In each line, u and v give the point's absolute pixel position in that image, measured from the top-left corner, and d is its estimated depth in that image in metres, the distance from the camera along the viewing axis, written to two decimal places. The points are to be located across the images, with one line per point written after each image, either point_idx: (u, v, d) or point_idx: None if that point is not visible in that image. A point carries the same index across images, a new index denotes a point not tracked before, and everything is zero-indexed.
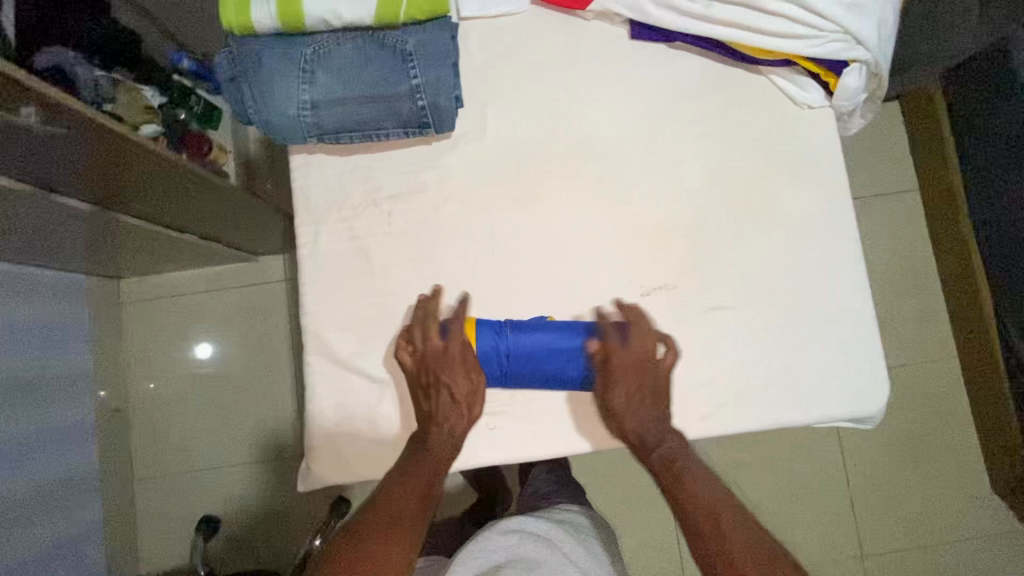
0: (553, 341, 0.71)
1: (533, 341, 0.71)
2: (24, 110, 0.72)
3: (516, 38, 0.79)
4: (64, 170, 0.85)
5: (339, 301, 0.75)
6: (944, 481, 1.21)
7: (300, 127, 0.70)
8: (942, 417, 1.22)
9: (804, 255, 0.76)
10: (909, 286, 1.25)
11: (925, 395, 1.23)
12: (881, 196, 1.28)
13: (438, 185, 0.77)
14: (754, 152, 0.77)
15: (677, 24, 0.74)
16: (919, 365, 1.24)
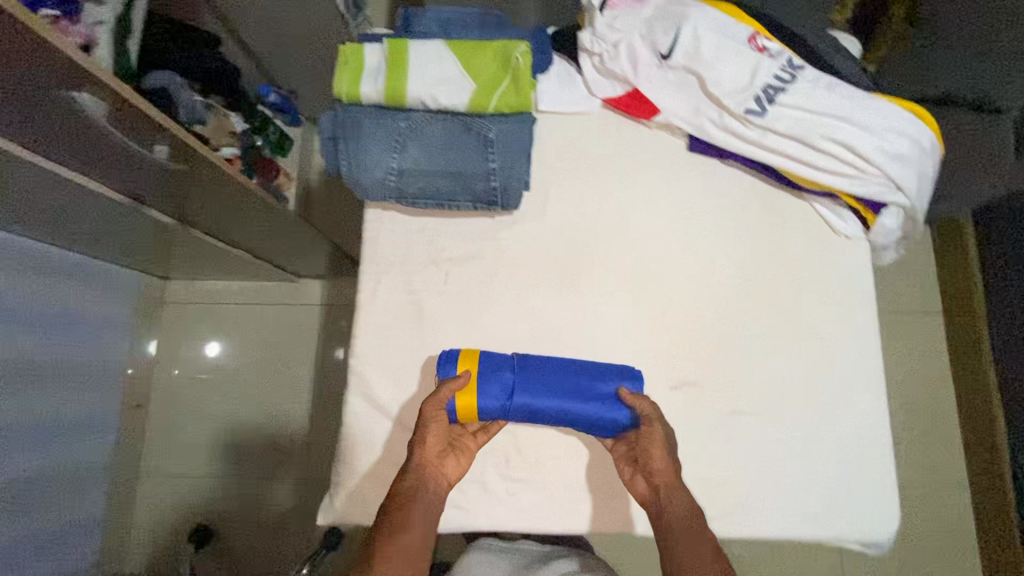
0: (554, 379, 0.75)
1: (536, 374, 0.74)
2: (158, 147, 0.85)
3: (585, 135, 0.87)
4: (153, 188, 0.95)
5: (387, 349, 0.80)
6: None
7: (383, 189, 0.78)
8: (948, 547, 1.21)
9: (829, 374, 0.80)
10: (926, 408, 1.27)
11: (933, 521, 1.22)
12: (905, 316, 1.31)
13: (495, 254, 0.83)
14: (791, 270, 0.83)
15: (734, 146, 0.82)
16: (929, 490, 1.24)
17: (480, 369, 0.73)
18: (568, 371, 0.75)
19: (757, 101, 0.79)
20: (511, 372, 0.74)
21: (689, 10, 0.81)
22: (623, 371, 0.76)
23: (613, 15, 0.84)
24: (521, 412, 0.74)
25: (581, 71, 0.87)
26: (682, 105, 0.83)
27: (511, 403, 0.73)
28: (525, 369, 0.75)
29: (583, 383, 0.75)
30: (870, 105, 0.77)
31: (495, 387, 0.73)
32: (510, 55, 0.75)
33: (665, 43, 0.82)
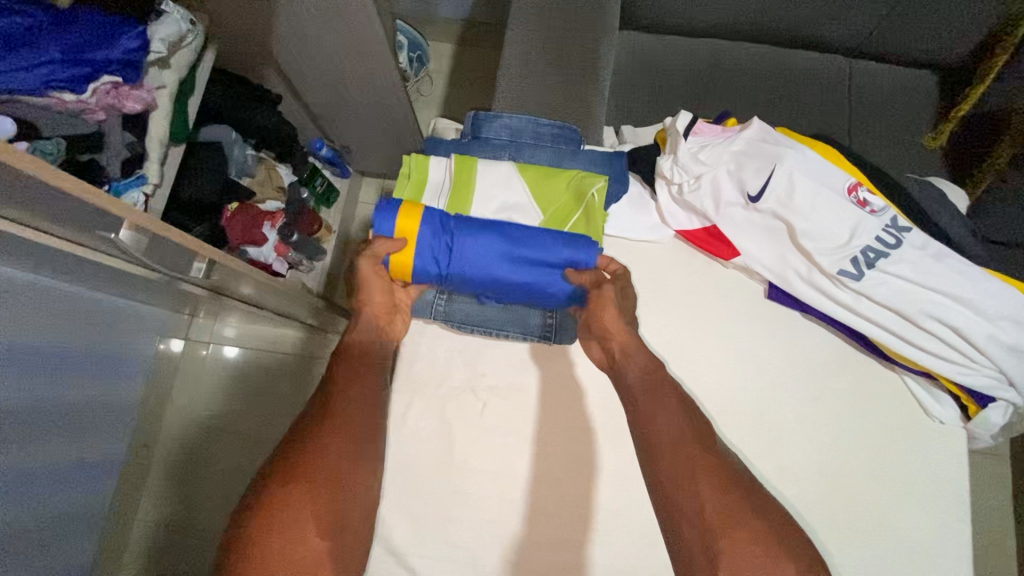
0: (499, 243, 0.66)
1: (479, 243, 0.65)
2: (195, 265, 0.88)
3: (652, 266, 0.80)
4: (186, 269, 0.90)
5: (410, 484, 0.72)
6: None
7: (431, 310, 0.75)
8: None
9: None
10: None
11: None
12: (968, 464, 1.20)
13: (540, 389, 0.76)
14: (876, 454, 0.72)
15: (825, 307, 0.73)
16: None
17: (421, 224, 0.65)
18: (516, 239, 0.66)
19: (856, 263, 0.70)
20: (451, 237, 0.65)
21: (784, 149, 0.74)
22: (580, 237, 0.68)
23: (698, 143, 0.77)
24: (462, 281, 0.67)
25: (656, 196, 0.80)
26: (767, 251, 0.75)
27: (450, 269, 0.66)
28: (468, 225, 0.66)
29: (534, 251, 0.66)
30: (986, 285, 0.68)
31: (432, 247, 0.65)
32: (586, 191, 0.69)
33: (754, 181, 0.74)
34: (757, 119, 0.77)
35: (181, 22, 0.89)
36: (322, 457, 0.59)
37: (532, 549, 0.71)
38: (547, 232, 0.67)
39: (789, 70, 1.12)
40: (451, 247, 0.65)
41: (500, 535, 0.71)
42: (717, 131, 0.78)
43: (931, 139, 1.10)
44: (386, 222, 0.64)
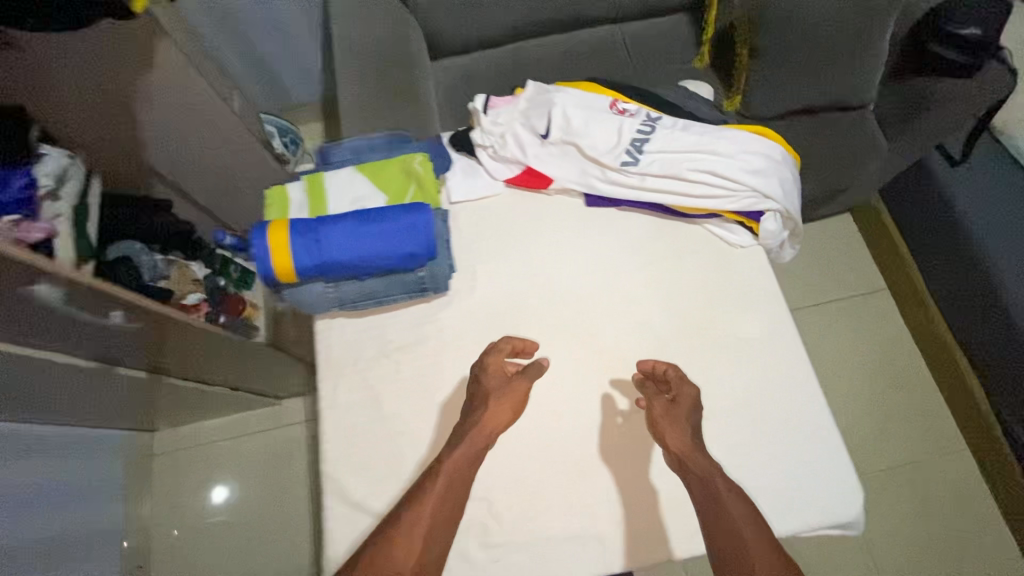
0: (356, 228, 0.81)
1: (338, 231, 0.81)
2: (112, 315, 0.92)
3: (497, 212, 0.99)
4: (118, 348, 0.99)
5: (355, 447, 0.85)
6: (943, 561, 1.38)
7: (324, 300, 0.87)
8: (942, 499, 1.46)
9: (759, 371, 0.86)
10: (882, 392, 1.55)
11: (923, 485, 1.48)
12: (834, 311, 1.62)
13: (438, 336, 0.91)
14: (704, 287, 0.92)
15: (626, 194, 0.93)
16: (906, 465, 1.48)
17: (289, 233, 0.80)
18: (366, 220, 0.82)
19: (630, 154, 0.92)
20: (315, 233, 0.81)
21: (555, 96, 0.97)
22: (414, 205, 0.84)
23: (495, 113, 0.99)
24: (337, 268, 0.82)
25: (481, 163, 1.00)
26: (572, 170, 0.96)
27: (323, 259, 0.81)
28: (325, 222, 0.82)
29: (383, 225, 0.82)
30: (724, 136, 0.90)
31: (303, 247, 0.80)
32: (410, 166, 0.87)
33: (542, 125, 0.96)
34: (531, 82, 1.01)
35: (60, 158, 1.07)
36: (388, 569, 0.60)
37: None
38: (391, 207, 0.84)
39: (574, 48, 1.39)
40: (318, 242, 0.80)
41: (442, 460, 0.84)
42: (506, 102, 1.00)
43: (698, 61, 1.37)
44: (261, 240, 0.80)
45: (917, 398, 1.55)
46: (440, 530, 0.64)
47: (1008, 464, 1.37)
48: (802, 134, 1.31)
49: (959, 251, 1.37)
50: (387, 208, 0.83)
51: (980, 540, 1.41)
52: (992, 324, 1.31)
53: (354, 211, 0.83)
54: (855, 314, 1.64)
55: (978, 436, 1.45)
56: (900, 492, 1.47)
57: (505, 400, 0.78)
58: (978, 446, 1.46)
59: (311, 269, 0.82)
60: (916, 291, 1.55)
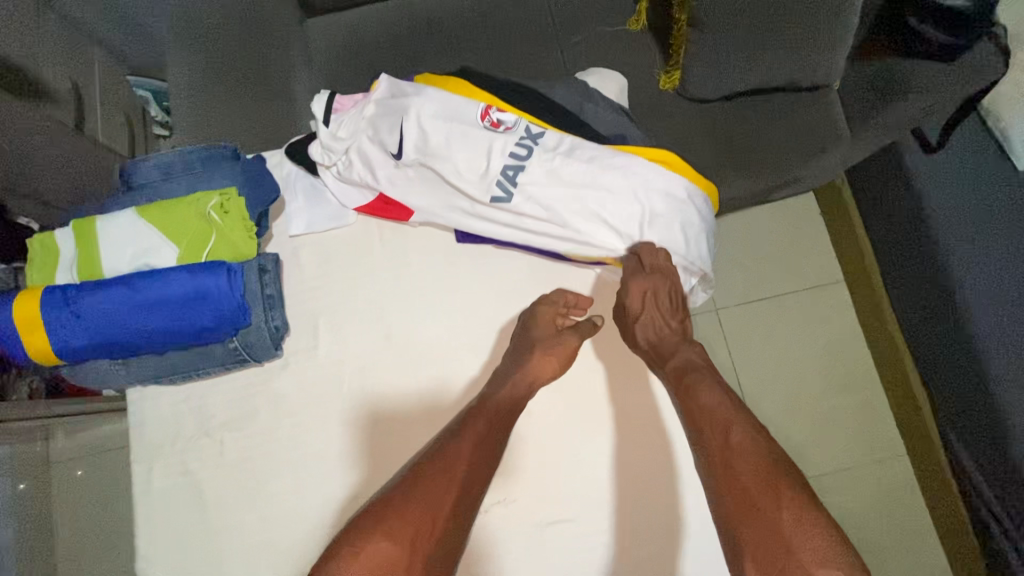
0: (131, 296, 0.64)
1: (107, 302, 0.64)
2: None
3: (347, 248, 0.80)
4: None
5: (171, 544, 0.73)
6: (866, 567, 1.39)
7: (116, 376, 0.71)
8: (871, 509, 1.41)
9: (643, 452, 0.74)
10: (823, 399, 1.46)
11: (854, 494, 1.42)
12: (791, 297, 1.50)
13: (271, 408, 0.76)
14: (587, 348, 0.77)
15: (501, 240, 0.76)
16: (844, 471, 1.43)
17: (42, 306, 0.63)
18: (146, 286, 0.64)
19: (502, 189, 0.73)
20: (76, 303, 0.64)
21: (415, 102, 0.74)
22: (209, 262, 0.66)
23: (336, 120, 0.77)
24: (112, 344, 0.66)
25: (327, 181, 0.80)
26: (435, 200, 0.77)
27: (90, 336, 0.64)
28: (91, 289, 0.64)
29: (167, 292, 0.65)
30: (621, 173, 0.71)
31: (61, 323, 0.64)
32: (207, 208, 0.68)
33: (395, 140, 0.75)
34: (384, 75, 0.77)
35: None
36: (411, 503, 0.58)
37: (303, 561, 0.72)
38: (179, 265, 0.66)
39: (482, 7, 1.12)
40: (80, 316, 0.63)
41: (271, 559, 0.72)
42: (354, 101, 0.77)
43: (634, 22, 1.12)
44: (1, 317, 0.63)
45: (861, 399, 1.46)
46: (476, 477, 0.63)
47: (942, 475, 1.30)
48: (751, 121, 1.09)
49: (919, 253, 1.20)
50: (172, 267, 0.66)
51: (905, 547, 1.39)
52: (943, 338, 1.18)
53: (132, 272, 0.66)
54: (805, 308, 1.50)
55: (918, 442, 1.37)
56: (831, 497, 1.42)
57: (554, 352, 0.72)
58: (916, 451, 1.39)
59: (79, 348, 0.65)
60: (871, 287, 1.40)
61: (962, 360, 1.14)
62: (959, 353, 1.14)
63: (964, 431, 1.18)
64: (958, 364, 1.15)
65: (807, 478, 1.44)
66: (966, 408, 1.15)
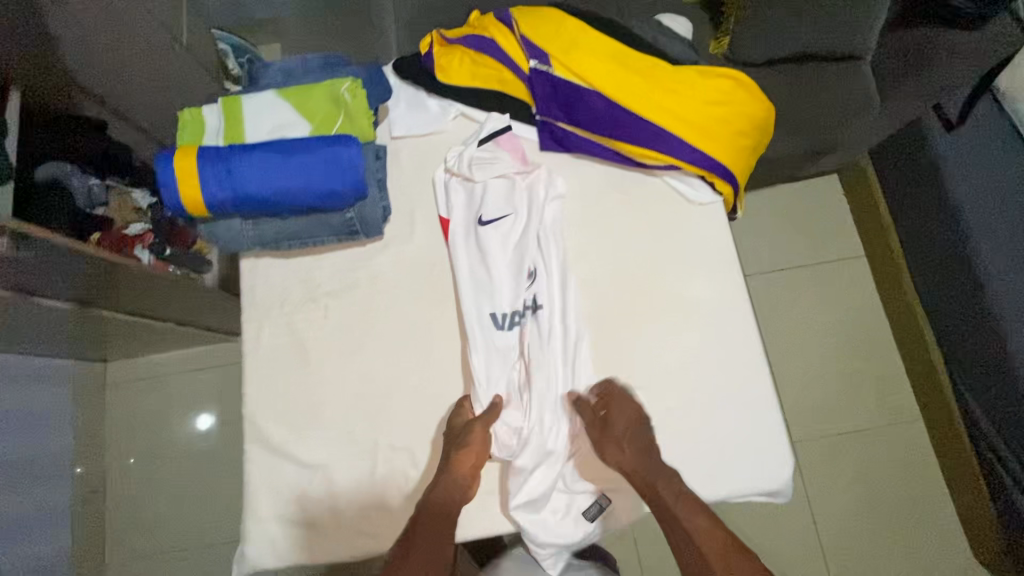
0: (272, 161, 0.74)
1: (252, 162, 0.74)
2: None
3: (442, 149, 0.91)
4: (42, 278, 0.93)
5: (277, 393, 0.81)
6: (884, 522, 1.46)
7: (243, 238, 0.80)
8: (888, 468, 1.49)
9: (705, 335, 0.83)
10: (841, 363, 1.55)
11: (874, 454, 1.50)
12: (815, 266, 1.62)
13: (370, 281, 0.85)
14: (653, 243, 0.86)
15: (493, 343, 0.81)
16: (862, 431, 1.51)
17: (198, 161, 0.73)
18: (286, 153, 0.75)
19: (507, 317, 0.82)
20: (227, 162, 0.74)
21: (543, 203, 0.86)
22: (338, 138, 0.76)
23: (489, 151, 0.87)
24: (251, 203, 0.76)
25: (436, 175, 0.89)
26: (472, 252, 0.85)
27: (235, 192, 0.74)
28: (240, 153, 0.75)
29: (303, 159, 0.75)
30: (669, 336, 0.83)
31: (213, 177, 0.74)
32: (338, 93, 0.78)
33: (502, 211, 0.86)
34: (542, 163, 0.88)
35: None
36: None
37: (396, 412, 0.80)
38: (313, 139, 0.76)
39: None
40: (229, 173, 0.74)
41: (366, 411, 0.81)
42: (511, 155, 0.87)
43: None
44: (164, 166, 0.73)
45: (879, 366, 1.54)
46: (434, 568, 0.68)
47: (955, 433, 1.39)
48: (787, 86, 1.21)
49: (935, 219, 1.31)
50: (307, 140, 0.76)
51: (921, 505, 1.46)
52: (960, 298, 1.28)
53: (273, 142, 0.76)
54: (828, 279, 1.61)
55: (933, 405, 1.45)
56: (847, 456, 1.50)
57: (467, 448, 0.74)
58: (932, 414, 1.47)
59: (224, 203, 0.75)
60: (891, 260, 1.51)
61: (980, 315, 1.22)
62: (978, 307, 1.22)
63: (981, 385, 1.25)
64: (975, 320, 1.24)
65: (826, 436, 1.51)
66: (983, 360, 1.23)
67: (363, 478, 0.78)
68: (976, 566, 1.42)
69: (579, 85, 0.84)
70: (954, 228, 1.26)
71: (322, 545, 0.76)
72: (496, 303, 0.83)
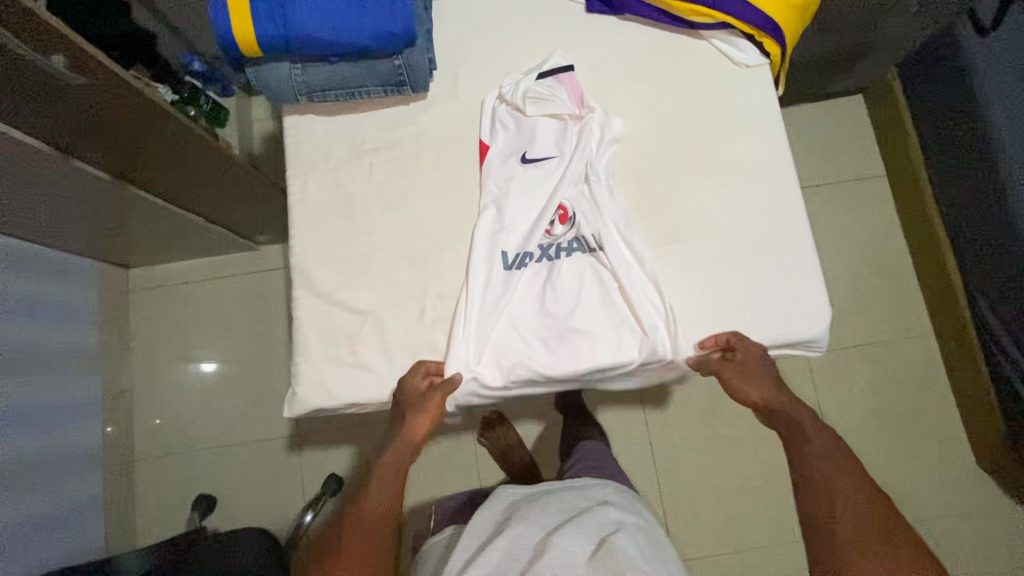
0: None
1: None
2: (54, 57, 0.78)
3: (486, 11, 0.89)
4: (94, 129, 0.92)
5: (325, 245, 0.82)
6: (892, 431, 1.51)
7: (291, 85, 0.80)
8: (898, 379, 1.53)
9: (750, 224, 0.82)
10: (856, 279, 1.58)
11: (886, 367, 1.53)
12: (837, 185, 1.63)
13: (414, 138, 0.85)
14: (696, 105, 0.86)
15: (497, 281, 0.79)
16: (875, 344, 1.55)
17: None
18: None
19: (515, 260, 0.80)
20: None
21: (595, 152, 0.82)
22: None
23: (550, 86, 0.83)
24: (301, 43, 0.75)
25: (489, 100, 0.85)
26: (500, 179, 0.83)
27: (286, 29, 0.74)
28: None
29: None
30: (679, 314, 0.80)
31: (265, 14, 0.74)
32: None
33: (548, 152, 0.83)
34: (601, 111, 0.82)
35: None
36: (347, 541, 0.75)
37: (443, 263, 0.81)
38: None
39: None
40: (282, 7, 0.73)
41: (412, 262, 0.82)
42: (570, 97, 0.83)
43: None
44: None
45: (893, 283, 1.57)
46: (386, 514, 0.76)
47: (967, 341, 1.42)
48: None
49: (959, 125, 1.32)
50: None
51: (929, 414, 1.50)
52: (981, 202, 1.29)
53: None
54: (849, 197, 1.62)
55: (948, 319, 1.48)
56: (858, 367, 1.54)
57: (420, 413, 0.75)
58: (944, 325, 1.50)
59: (275, 43, 0.75)
60: (917, 186, 1.51)
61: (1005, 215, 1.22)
62: (1002, 207, 1.22)
63: (1002, 286, 1.26)
64: (1000, 221, 1.24)
65: (839, 349, 1.55)
66: (1008, 259, 1.23)
67: (412, 322, 0.80)
68: (979, 472, 1.47)
69: None
70: (984, 129, 1.24)
71: (371, 385, 0.78)
72: (506, 242, 0.81)
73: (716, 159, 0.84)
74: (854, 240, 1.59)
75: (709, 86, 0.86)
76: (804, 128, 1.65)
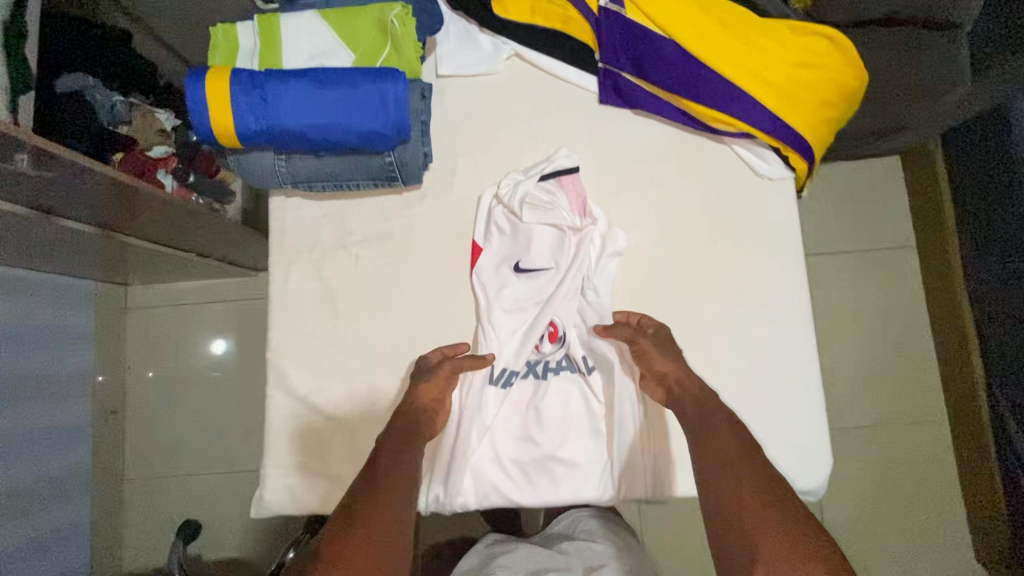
0: (308, 92, 0.68)
1: (288, 91, 0.68)
2: (17, 157, 0.76)
3: (493, 94, 0.83)
4: (74, 200, 0.90)
5: (303, 341, 0.79)
6: (892, 517, 1.45)
7: (275, 175, 0.75)
8: (904, 463, 1.46)
9: (752, 353, 0.77)
10: (873, 354, 1.50)
11: (893, 449, 1.47)
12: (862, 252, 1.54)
13: (405, 232, 0.80)
14: (709, 217, 0.80)
15: (479, 399, 0.75)
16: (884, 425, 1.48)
17: (230, 84, 0.67)
18: (325, 85, 0.68)
19: (500, 375, 0.76)
20: (263, 89, 0.68)
21: (594, 266, 0.77)
22: (384, 72, 0.69)
23: (551, 190, 0.77)
24: (285, 138, 0.70)
25: (485, 197, 0.80)
26: (491, 285, 0.78)
27: (268, 123, 0.68)
28: (275, 81, 0.68)
29: (342, 92, 0.68)
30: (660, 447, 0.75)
31: (246, 106, 0.68)
32: (385, 19, 0.70)
33: (544, 263, 0.78)
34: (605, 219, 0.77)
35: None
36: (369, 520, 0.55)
37: None
38: (357, 71, 0.69)
39: None
40: (265, 102, 0.67)
41: (393, 367, 0.78)
42: (571, 204, 0.77)
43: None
44: (194, 89, 0.67)
45: (909, 363, 1.49)
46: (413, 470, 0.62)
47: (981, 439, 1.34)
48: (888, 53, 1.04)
49: (988, 213, 1.22)
50: (350, 72, 0.69)
51: (933, 503, 1.44)
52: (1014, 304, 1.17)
53: (313, 71, 0.69)
54: (875, 265, 1.53)
55: (962, 411, 1.40)
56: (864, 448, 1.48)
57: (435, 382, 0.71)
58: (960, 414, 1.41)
59: (256, 136, 0.69)
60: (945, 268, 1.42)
61: None
62: None
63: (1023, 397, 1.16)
64: None
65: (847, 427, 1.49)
66: None
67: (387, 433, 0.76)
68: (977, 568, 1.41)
69: (652, 33, 0.75)
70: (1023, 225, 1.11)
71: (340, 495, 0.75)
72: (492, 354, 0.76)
73: (725, 278, 0.79)
74: (875, 312, 1.51)
75: (724, 197, 0.80)
76: (833, 188, 1.55)
